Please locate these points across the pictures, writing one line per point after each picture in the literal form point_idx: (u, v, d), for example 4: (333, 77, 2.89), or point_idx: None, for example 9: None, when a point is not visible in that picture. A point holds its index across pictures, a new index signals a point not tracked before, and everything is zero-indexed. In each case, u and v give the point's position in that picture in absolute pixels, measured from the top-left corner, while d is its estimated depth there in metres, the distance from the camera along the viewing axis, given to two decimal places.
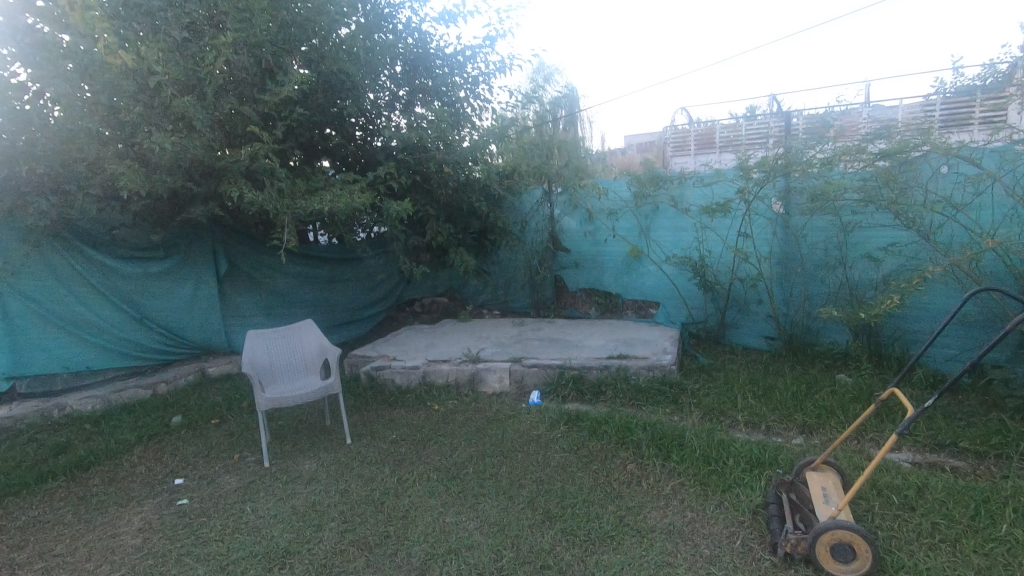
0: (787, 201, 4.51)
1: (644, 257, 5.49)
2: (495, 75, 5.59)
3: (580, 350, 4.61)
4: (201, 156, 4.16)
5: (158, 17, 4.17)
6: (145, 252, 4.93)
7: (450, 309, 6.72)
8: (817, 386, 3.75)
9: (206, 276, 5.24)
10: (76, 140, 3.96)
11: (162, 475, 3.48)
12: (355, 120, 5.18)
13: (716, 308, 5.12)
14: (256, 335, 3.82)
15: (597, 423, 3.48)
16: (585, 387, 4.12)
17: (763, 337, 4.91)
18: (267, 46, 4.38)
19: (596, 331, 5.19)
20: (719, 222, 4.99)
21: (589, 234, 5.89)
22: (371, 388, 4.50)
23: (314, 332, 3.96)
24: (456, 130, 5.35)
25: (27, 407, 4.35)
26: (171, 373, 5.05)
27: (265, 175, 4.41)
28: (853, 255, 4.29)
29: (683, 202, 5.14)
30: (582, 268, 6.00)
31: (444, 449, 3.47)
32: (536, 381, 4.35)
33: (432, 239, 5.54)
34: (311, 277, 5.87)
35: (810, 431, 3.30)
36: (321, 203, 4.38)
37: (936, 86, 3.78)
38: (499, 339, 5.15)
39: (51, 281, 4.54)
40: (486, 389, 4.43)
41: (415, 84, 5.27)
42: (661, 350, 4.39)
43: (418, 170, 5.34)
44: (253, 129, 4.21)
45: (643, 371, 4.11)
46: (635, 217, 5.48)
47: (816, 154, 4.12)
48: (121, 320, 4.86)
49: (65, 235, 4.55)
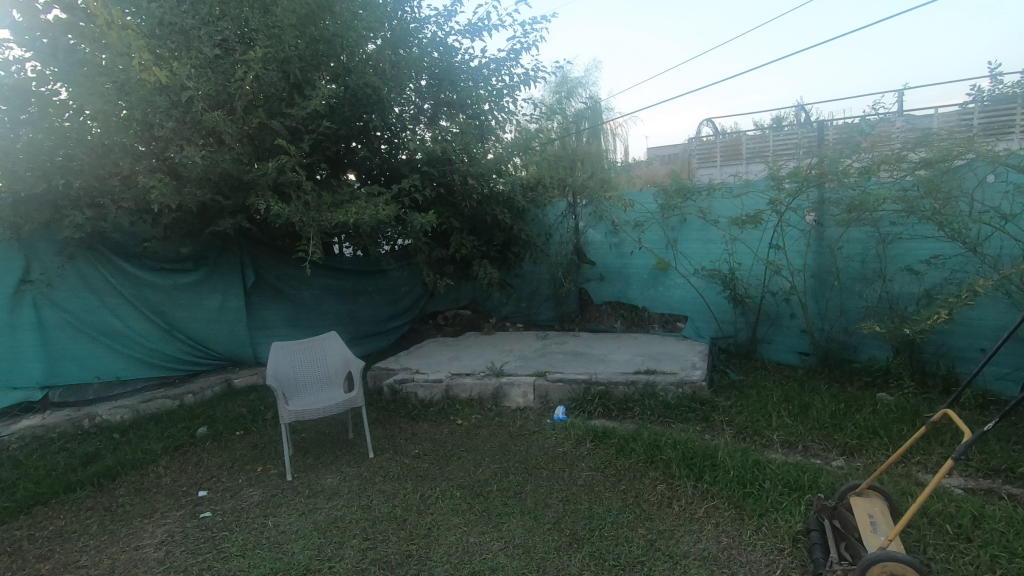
0: (822, 211, 4.37)
1: (671, 269, 5.38)
2: (519, 88, 5.61)
3: (605, 364, 4.52)
4: (230, 170, 4.23)
5: (191, 35, 4.27)
6: (174, 265, 5.01)
7: (473, 321, 6.68)
8: (857, 404, 3.56)
9: (233, 288, 5.31)
10: (111, 155, 4.11)
11: (187, 487, 3.48)
12: (381, 134, 5.21)
13: (746, 323, 4.96)
14: (281, 347, 3.82)
15: (625, 441, 3.39)
16: (612, 403, 4.01)
17: (796, 353, 4.72)
18: (295, 61, 4.48)
19: (622, 345, 5.08)
20: (749, 234, 4.85)
21: (615, 246, 5.80)
22: (394, 401, 4.48)
23: (338, 345, 3.93)
24: (481, 143, 5.38)
25: (59, 416, 4.42)
26: (197, 384, 5.12)
27: (292, 188, 4.47)
28: (894, 268, 4.10)
29: (712, 214, 5.02)
30: (607, 281, 5.91)
31: (467, 465, 3.40)
32: (561, 396, 4.25)
33: (456, 251, 5.53)
34: (335, 289, 5.91)
35: (852, 453, 3.10)
36: (346, 216, 4.38)
37: (973, 94, 3.70)
38: (523, 353, 5.08)
39: (86, 292, 4.62)
40: (510, 403, 4.36)
41: (440, 98, 5.30)
42: (689, 366, 4.27)
43: (442, 182, 5.34)
44: (281, 143, 4.25)
45: (671, 388, 3.98)
46: (661, 229, 5.38)
47: (852, 162, 3.97)
48: (151, 330, 4.93)
49: (99, 247, 4.65)
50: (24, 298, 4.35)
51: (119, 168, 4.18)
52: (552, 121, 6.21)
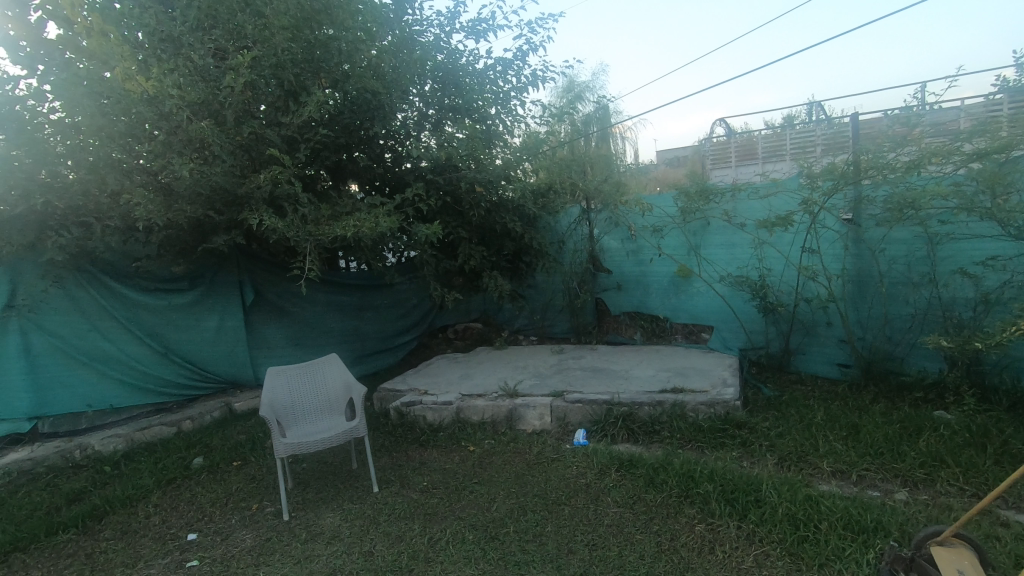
0: (859, 210, 4.02)
1: (694, 276, 5.04)
2: (527, 89, 5.34)
3: (628, 382, 4.18)
4: (222, 183, 3.98)
5: (181, 42, 4.05)
6: (169, 284, 4.77)
7: (485, 334, 6.38)
8: (913, 425, 3.19)
9: (232, 306, 5.06)
10: (98, 171, 3.89)
11: (176, 529, 3.20)
12: (384, 142, 4.96)
13: (779, 333, 4.58)
14: (278, 372, 3.54)
15: (655, 471, 3.06)
16: (636, 425, 3.68)
17: (835, 365, 4.34)
18: (289, 66, 4.23)
19: (645, 359, 4.74)
20: (779, 236, 4.50)
21: (632, 253, 5.47)
22: (401, 426, 4.19)
23: (339, 368, 3.63)
24: (488, 149, 5.11)
25: (48, 448, 4.17)
26: (196, 409, 4.87)
27: (288, 202, 4.21)
28: (943, 271, 3.75)
29: (737, 216, 4.69)
30: (625, 290, 5.58)
31: (480, 501, 3.09)
32: (581, 418, 3.92)
33: (464, 263, 5.23)
34: (339, 305, 5.64)
35: (915, 485, 2.74)
36: (344, 229, 4.10)
37: (999, 85, 3.38)
38: (538, 370, 4.76)
39: (76, 316, 4.38)
40: (525, 426, 4.03)
41: (445, 103, 5.04)
42: (720, 383, 3.92)
43: (448, 191, 5.05)
44: (275, 153, 4.00)
45: (702, 408, 3.64)
46: (682, 234, 5.04)
47: (898, 156, 3.62)
48: (146, 354, 4.69)
49: (89, 268, 4.41)
50: (10, 324, 4.11)
51: (107, 184, 3.94)
52: (562, 124, 5.92)
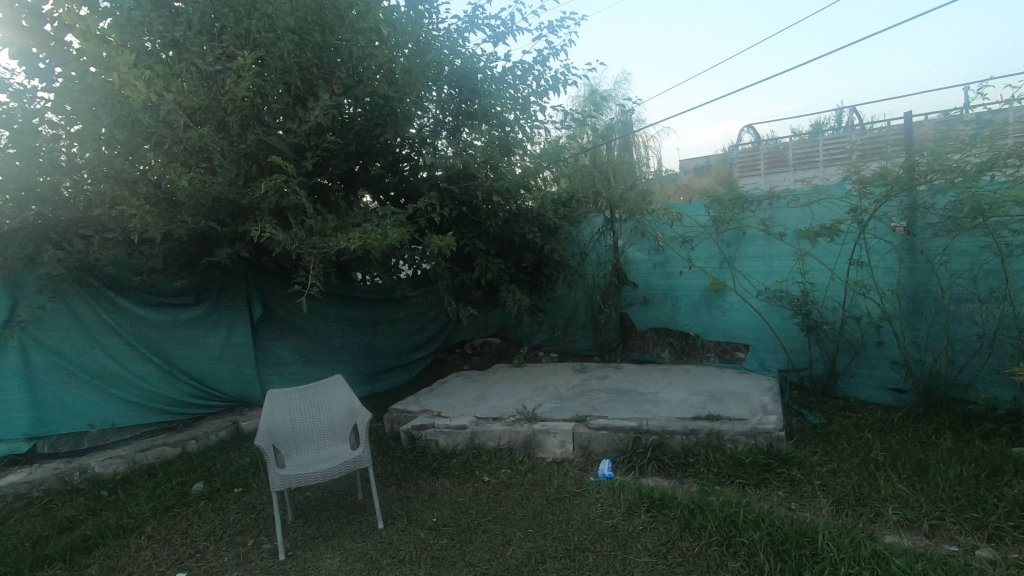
0: (914, 218, 3.65)
1: (727, 290, 4.68)
2: (548, 94, 5.09)
3: (657, 407, 3.83)
4: (225, 194, 3.79)
5: (185, 46, 3.92)
6: (175, 298, 4.59)
7: (503, 350, 6.08)
8: (989, 464, 2.79)
9: (239, 322, 4.87)
10: (99, 181, 3.75)
11: (166, 567, 2.98)
12: (397, 149, 4.73)
13: (823, 353, 4.18)
14: (278, 396, 3.29)
15: (690, 513, 2.73)
16: (668, 457, 3.33)
17: (888, 390, 3.93)
18: (297, 70, 4.05)
19: (675, 381, 4.38)
20: (822, 247, 4.12)
21: (659, 266, 5.13)
22: (412, 451, 3.90)
23: (344, 391, 3.37)
24: (507, 157, 4.81)
25: (47, 470, 3.99)
26: (201, 428, 4.67)
27: (295, 212, 4.00)
28: (1016, 286, 3.36)
29: (776, 225, 4.32)
30: (652, 305, 5.23)
31: (495, 544, 2.79)
32: (605, 447, 3.59)
33: (481, 276, 4.96)
34: (350, 320, 5.42)
35: (1001, 541, 2.35)
36: (351, 241, 3.86)
37: None
38: (558, 391, 4.44)
39: (78, 332, 4.22)
40: (545, 455, 3.71)
41: (460, 109, 4.83)
42: (760, 409, 3.54)
43: (464, 200, 4.79)
44: (277, 161, 3.77)
45: (741, 438, 3.28)
46: (715, 245, 4.69)
47: (967, 157, 3.27)
48: (151, 372, 4.51)
49: (92, 282, 4.26)
50: (11, 340, 3.97)
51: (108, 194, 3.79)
52: (586, 131, 5.62)
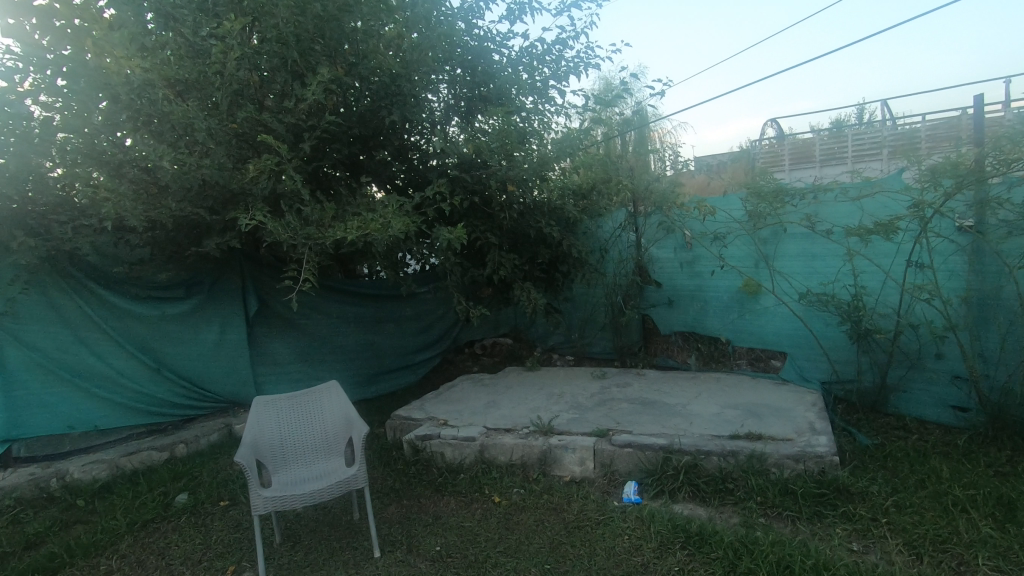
0: (986, 215, 3.22)
1: (764, 292, 4.27)
2: (568, 76, 4.67)
3: (688, 421, 3.44)
4: (214, 178, 3.45)
5: (175, 16, 3.61)
6: (164, 292, 4.26)
7: (515, 352, 5.73)
8: None
9: (233, 317, 4.52)
10: (77, 162, 3.42)
11: None
12: (403, 133, 4.35)
13: (873, 364, 3.76)
14: (265, 404, 2.93)
15: (733, 555, 2.34)
16: (702, 481, 2.94)
17: (948, 408, 3.51)
18: (295, 42, 3.69)
19: (705, 391, 3.98)
20: (876, 247, 3.70)
21: (687, 264, 4.73)
22: (414, 464, 3.55)
23: (339, 399, 3.02)
24: (523, 146, 4.32)
25: (21, 476, 3.69)
26: (191, 432, 4.35)
27: (292, 200, 3.65)
28: None
29: (821, 222, 3.90)
30: (677, 307, 4.83)
31: None
32: (630, 467, 3.20)
33: (493, 272, 4.58)
34: (353, 318, 5.06)
35: None
36: (350, 231, 3.49)
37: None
38: (576, 400, 4.06)
39: (58, 327, 3.90)
40: (562, 473, 3.33)
41: (475, 92, 4.46)
42: (807, 429, 3.13)
43: (476, 190, 4.41)
44: (269, 140, 3.42)
45: (788, 463, 2.88)
46: (750, 242, 4.27)
47: None
48: (138, 370, 4.19)
49: (74, 273, 3.93)
50: None
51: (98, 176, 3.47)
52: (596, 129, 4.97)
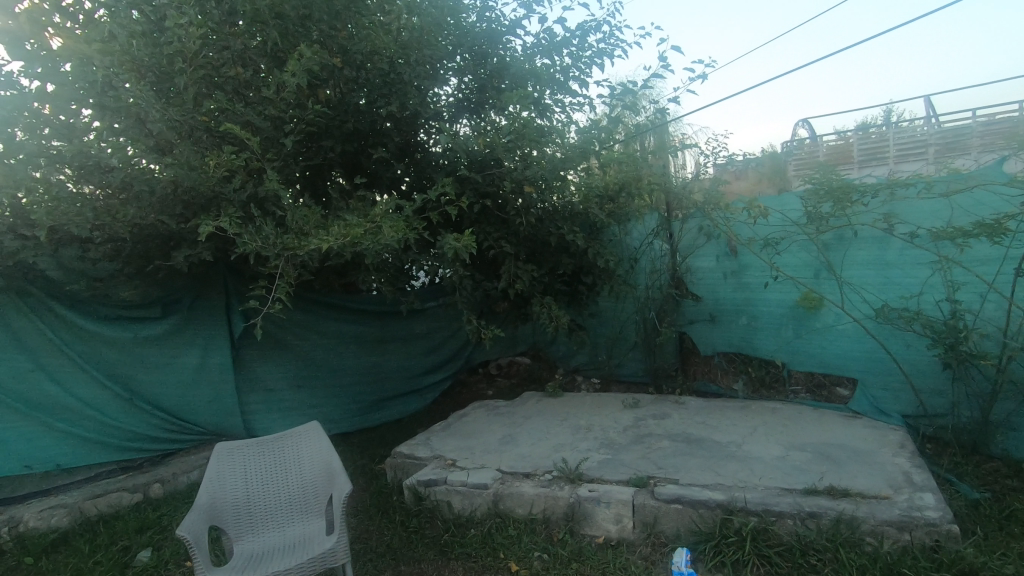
0: None
1: (827, 306, 3.63)
2: (592, 63, 4.08)
3: (747, 468, 2.81)
4: (179, 178, 2.94)
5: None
6: (137, 311, 3.75)
7: (534, 373, 5.14)
8: None
9: (216, 339, 4.00)
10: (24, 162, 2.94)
11: None
12: (405, 129, 3.81)
13: (971, 396, 3.10)
14: (227, 455, 2.39)
15: None
16: (776, 553, 2.31)
17: None
18: (275, 21, 3.20)
19: (762, 426, 3.33)
20: (972, 252, 3.07)
21: (732, 275, 4.11)
22: (416, 516, 2.96)
23: (320, 445, 2.45)
24: (540, 140, 3.65)
25: None
26: (170, 468, 3.84)
27: (273, 205, 3.14)
28: None
29: (901, 223, 3.28)
30: (720, 324, 4.20)
31: None
32: (678, 528, 2.58)
33: (508, 286, 3.99)
34: (353, 337, 4.53)
35: None
36: (331, 239, 2.95)
37: None
38: (607, 435, 3.45)
39: (12, 352, 3.41)
40: (593, 532, 2.72)
41: (485, 82, 3.89)
42: (905, 483, 2.49)
43: (489, 192, 3.84)
44: (237, 131, 2.92)
45: (889, 532, 2.26)
46: (811, 248, 3.65)
47: None
48: (106, 400, 3.68)
49: (32, 291, 3.46)
50: None
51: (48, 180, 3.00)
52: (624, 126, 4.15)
